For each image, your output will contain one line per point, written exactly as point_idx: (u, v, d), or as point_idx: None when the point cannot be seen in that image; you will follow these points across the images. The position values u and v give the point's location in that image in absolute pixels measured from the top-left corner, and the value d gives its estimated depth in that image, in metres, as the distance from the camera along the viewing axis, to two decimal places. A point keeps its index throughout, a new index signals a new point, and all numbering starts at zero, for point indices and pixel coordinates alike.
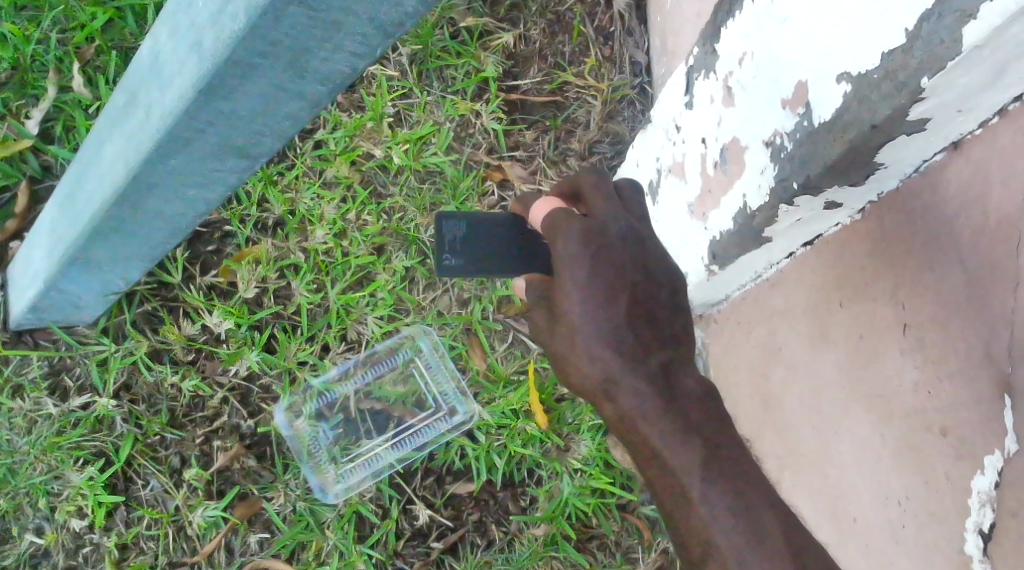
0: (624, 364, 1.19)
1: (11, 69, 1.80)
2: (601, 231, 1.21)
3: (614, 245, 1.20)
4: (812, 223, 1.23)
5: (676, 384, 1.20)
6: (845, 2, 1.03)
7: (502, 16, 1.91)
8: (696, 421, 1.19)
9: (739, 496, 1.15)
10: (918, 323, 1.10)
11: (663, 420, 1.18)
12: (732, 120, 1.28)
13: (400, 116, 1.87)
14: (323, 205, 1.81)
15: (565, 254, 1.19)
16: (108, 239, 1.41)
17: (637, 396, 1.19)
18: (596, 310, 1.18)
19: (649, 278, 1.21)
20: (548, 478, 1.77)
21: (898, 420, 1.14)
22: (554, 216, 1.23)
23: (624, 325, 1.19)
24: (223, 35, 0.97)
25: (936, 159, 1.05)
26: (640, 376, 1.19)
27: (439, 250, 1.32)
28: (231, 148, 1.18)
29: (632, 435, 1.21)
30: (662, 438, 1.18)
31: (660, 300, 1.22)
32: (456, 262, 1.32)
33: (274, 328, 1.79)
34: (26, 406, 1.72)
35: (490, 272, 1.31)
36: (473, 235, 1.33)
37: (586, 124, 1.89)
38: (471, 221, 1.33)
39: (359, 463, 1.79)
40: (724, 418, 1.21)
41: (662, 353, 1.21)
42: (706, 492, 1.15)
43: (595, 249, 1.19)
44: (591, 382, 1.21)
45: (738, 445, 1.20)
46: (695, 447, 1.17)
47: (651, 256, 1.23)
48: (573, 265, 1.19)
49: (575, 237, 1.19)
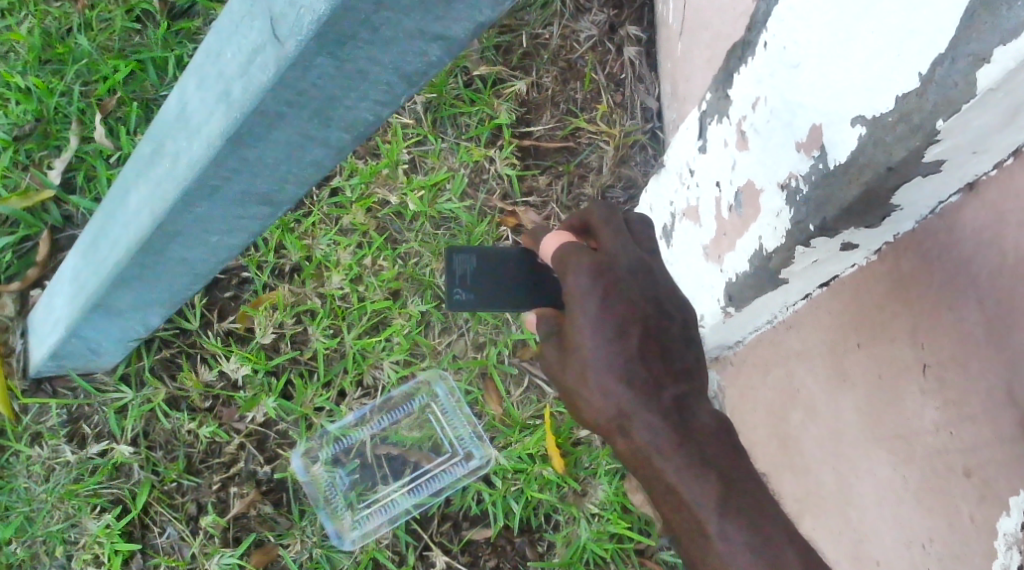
0: (638, 398, 1.19)
1: (35, 121, 1.84)
2: (611, 265, 1.21)
3: (625, 279, 1.21)
4: (828, 265, 1.24)
5: (689, 416, 1.21)
6: (859, 47, 1.04)
7: (515, 64, 1.94)
8: (711, 456, 1.19)
9: (757, 530, 1.14)
10: (937, 363, 1.10)
11: (678, 453, 1.18)
12: (747, 163, 1.30)
13: (415, 163, 1.89)
14: (339, 251, 1.83)
15: (575, 289, 1.19)
16: (130, 285, 1.42)
17: (650, 430, 1.19)
18: (608, 345, 1.19)
19: (660, 311, 1.22)
20: (566, 523, 1.76)
21: (920, 461, 1.14)
22: (563, 250, 1.23)
23: (637, 360, 1.19)
24: (252, 86, 0.99)
25: (951, 201, 1.06)
26: (654, 412, 1.19)
27: (450, 285, 1.33)
28: (255, 196, 1.20)
29: (646, 471, 1.21)
30: (676, 470, 1.18)
31: (671, 333, 1.22)
32: (467, 297, 1.33)
33: (290, 374, 1.80)
34: (44, 453, 1.73)
35: (499, 304, 1.32)
36: (484, 270, 1.35)
37: (599, 169, 1.91)
38: (480, 255, 1.35)
39: (376, 509, 1.78)
40: (738, 452, 1.20)
41: (675, 386, 1.21)
42: (724, 527, 1.15)
43: (605, 283, 1.19)
44: (606, 417, 1.21)
45: (755, 479, 1.19)
46: (711, 481, 1.17)
47: (662, 289, 1.23)
48: (583, 300, 1.19)
49: (585, 272, 1.20)
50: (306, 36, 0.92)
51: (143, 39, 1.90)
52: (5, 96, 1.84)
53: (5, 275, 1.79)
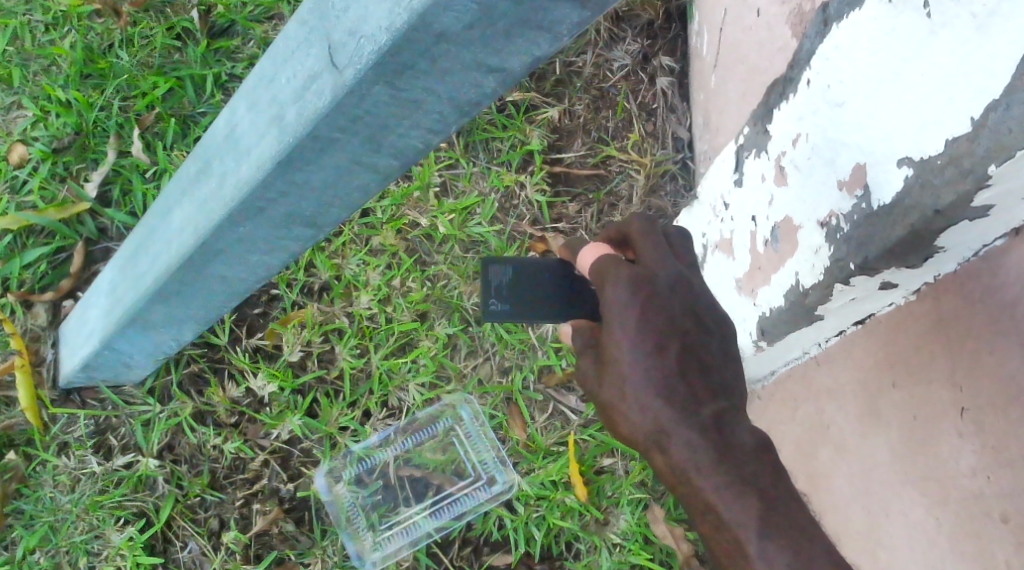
0: (676, 414, 1.18)
1: (74, 133, 1.86)
2: (650, 278, 1.21)
3: (664, 293, 1.21)
4: (865, 302, 1.24)
5: (729, 433, 1.19)
6: (907, 90, 1.04)
7: (548, 91, 1.95)
8: (752, 474, 1.18)
9: (798, 553, 1.14)
10: (975, 407, 1.10)
11: (717, 471, 1.17)
12: (785, 198, 1.30)
13: (446, 186, 1.90)
14: (368, 271, 1.84)
15: (614, 303, 1.20)
16: (168, 300, 1.43)
17: (689, 448, 1.18)
18: (647, 360, 1.19)
19: (700, 326, 1.22)
20: (587, 552, 1.76)
21: (954, 504, 1.14)
22: (602, 262, 1.23)
23: (676, 375, 1.19)
24: (306, 111, 1.00)
25: (996, 245, 1.06)
26: (694, 429, 1.18)
27: (485, 295, 1.34)
28: (300, 218, 1.20)
29: (685, 488, 1.20)
30: (715, 489, 1.17)
31: (710, 348, 1.22)
32: (502, 307, 1.33)
33: (316, 392, 1.80)
34: (71, 463, 1.74)
35: (535, 315, 1.32)
36: (519, 279, 1.34)
37: (629, 198, 1.91)
38: (516, 266, 1.35)
39: (397, 531, 1.79)
40: (778, 467, 1.20)
41: (715, 402, 1.20)
42: (763, 550, 1.14)
43: (644, 297, 1.19)
44: (643, 433, 1.20)
45: (793, 501, 1.18)
46: (751, 502, 1.16)
47: (702, 304, 1.23)
48: (621, 314, 1.19)
49: (624, 285, 1.20)
50: (365, 65, 0.93)
51: (183, 56, 1.92)
52: (46, 108, 1.86)
53: (39, 285, 1.81)
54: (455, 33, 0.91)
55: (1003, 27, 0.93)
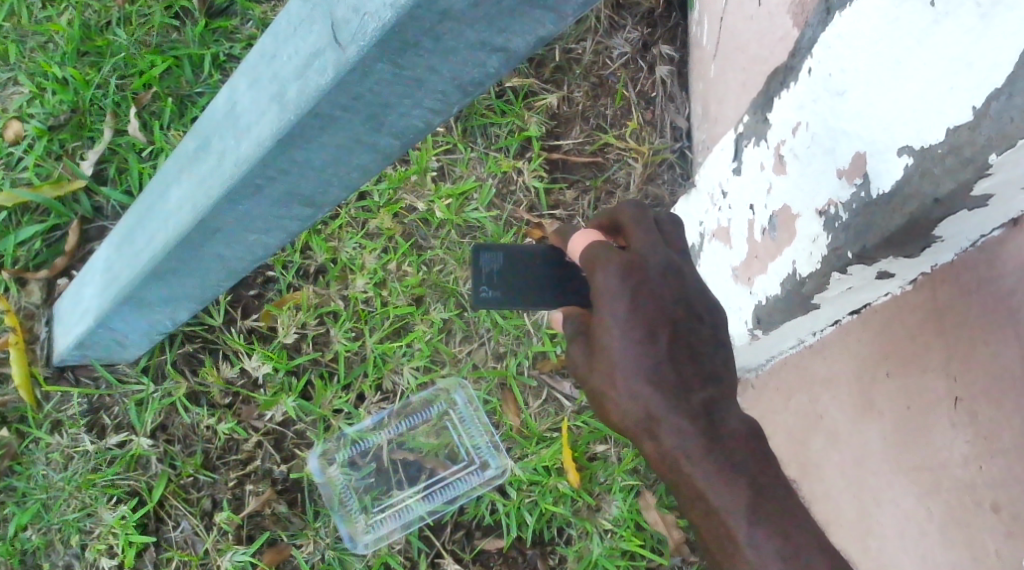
0: (666, 402, 1.19)
1: (70, 112, 1.86)
2: (641, 265, 1.21)
3: (655, 280, 1.20)
4: (861, 292, 1.24)
5: (719, 422, 1.20)
6: (908, 77, 1.05)
7: (547, 77, 1.94)
8: (741, 462, 1.18)
9: (786, 537, 1.15)
10: (969, 397, 1.11)
11: (706, 458, 1.18)
12: (784, 187, 1.30)
13: (444, 171, 1.90)
14: (364, 254, 1.83)
15: (605, 289, 1.20)
16: (164, 279, 1.43)
17: (679, 436, 1.18)
18: (638, 347, 1.19)
19: (690, 314, 1.22)
20: (578, 538, 1.77)
21: (946, 493, 1.15)
22: (592, 249, 1.23)
23: (666, 362, 1.19)
24: (309, 87, 1.00)
25: (994, 235, 1.07)
26: (685, 418, 1.19)
27: (477, 282, 1.33)
28: (299, 198, 1.20)
29: (674, 475, 1.20)
30: (705, 475, 1.18)
31: (701, 335, 1.22)
32: (494, 293, 1.33)
33: (310, 374, 1.80)
34: (63, 441, 1.73)
35: (525, 301, 1.32)
36: (511, 267, 1.34)
37: (626, 185, 1.91)
38: (508, 252, 1.34)
39: (390, 514, 1.78)
40: (767, 455, 1.20)
41: (704, 389, 1.20)
42: (751, 536, 1.15)
43: (635, 283, 1.19)
44: (633, 420, 1.21)
45: (782, 491, 1.19)
46: (739, 489, 1.17)
47: (692, 291, 1.23)
48: (612, 301, 1.19)
49: (614, 272, 1.20)
50: (368, 42, 0.93)
51: (180, 36, 1.92)
52: (41, 85, 1.85)
53: (34, 263, 1.80)
54: (460, 13, 0.91)
55: (1007, 17, 0.93)
